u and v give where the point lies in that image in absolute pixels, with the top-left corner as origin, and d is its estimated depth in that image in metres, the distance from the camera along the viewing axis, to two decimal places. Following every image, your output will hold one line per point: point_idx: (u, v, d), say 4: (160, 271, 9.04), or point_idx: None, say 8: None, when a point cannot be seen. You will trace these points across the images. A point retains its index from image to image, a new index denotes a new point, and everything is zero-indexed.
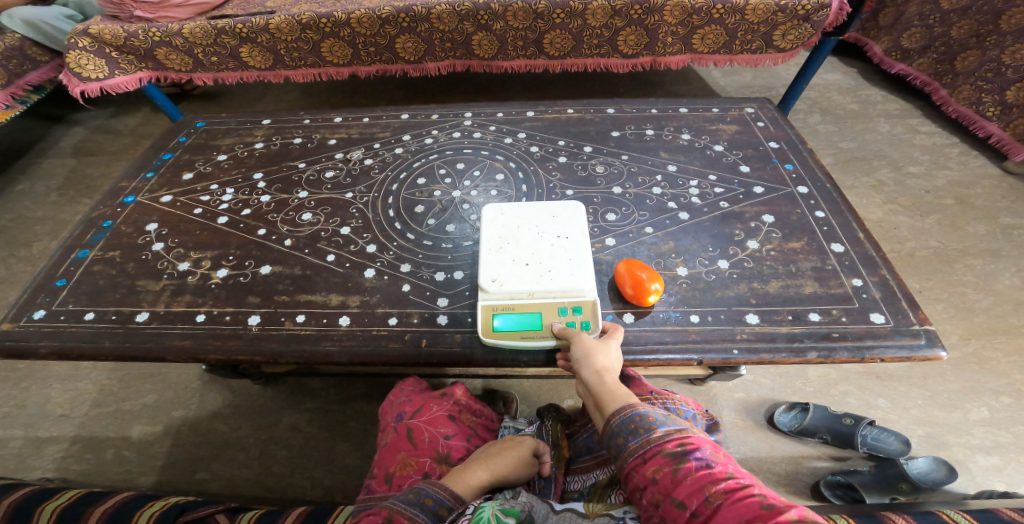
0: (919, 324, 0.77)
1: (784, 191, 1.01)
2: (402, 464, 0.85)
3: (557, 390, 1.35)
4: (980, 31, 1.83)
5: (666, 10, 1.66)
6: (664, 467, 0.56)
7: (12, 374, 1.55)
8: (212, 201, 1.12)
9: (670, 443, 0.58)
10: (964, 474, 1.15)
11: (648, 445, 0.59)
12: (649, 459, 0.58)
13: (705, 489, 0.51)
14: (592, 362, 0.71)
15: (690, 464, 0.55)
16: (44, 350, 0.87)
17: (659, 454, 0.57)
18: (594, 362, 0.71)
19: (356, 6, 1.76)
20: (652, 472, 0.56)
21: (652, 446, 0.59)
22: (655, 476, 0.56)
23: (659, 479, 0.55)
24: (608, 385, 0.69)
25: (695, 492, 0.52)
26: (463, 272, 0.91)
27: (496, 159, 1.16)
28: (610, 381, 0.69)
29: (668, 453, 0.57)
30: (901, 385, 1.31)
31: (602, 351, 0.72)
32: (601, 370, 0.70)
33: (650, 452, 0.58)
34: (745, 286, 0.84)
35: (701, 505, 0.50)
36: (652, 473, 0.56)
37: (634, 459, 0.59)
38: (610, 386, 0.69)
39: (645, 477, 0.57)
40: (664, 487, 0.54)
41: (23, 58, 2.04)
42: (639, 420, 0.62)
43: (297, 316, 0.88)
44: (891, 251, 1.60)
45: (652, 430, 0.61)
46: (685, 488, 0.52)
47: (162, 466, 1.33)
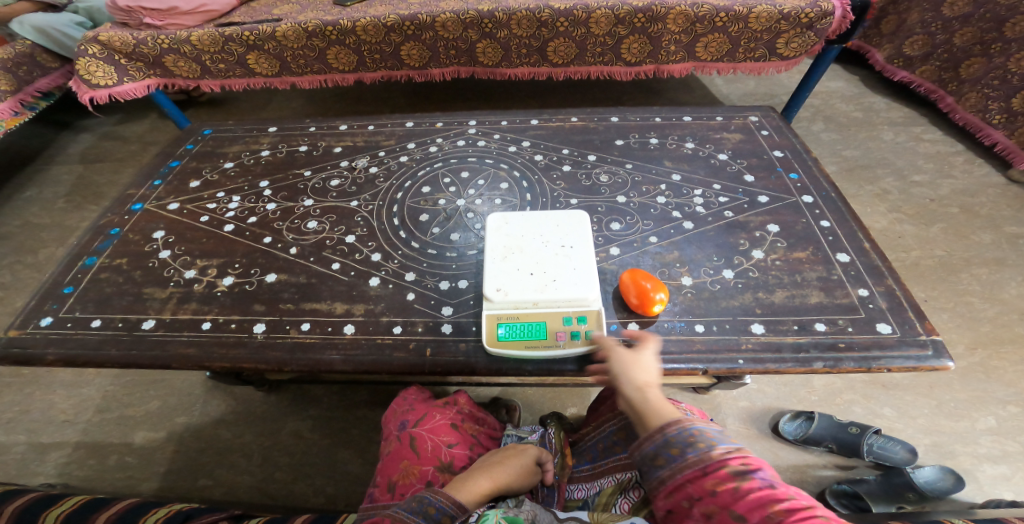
0: (926, 334, 0.76)
1: (789, 200, 1.01)
2: (405, 472, 0.85)
3: (561, 398, 1.35)
4: (984, 38, 1.84)
5: (670, 18, 1.67)
6: (725, 481, 0.53)
7: (18, 380, 1.56)
8: (219, 209, 1.13)
9: (732, 459, 0.55)
10: (972, 484, 1.14)
11: (707, 458, 0.56)
12: (709, 471, 0.54)
13: (769, 507, 0.48)
14: (631, 378, 0.69)
15: (754, 481, 0.51)
16: (51, 357, 0.88)
17: (719, 467, 0.54)
18: (634, 377, 0.69)
19: (363, 15, 1.77)
20: (711, 485, 0.53)
21: (712, 459, 0.55)
22: (714, 488, 0.53)
23: (718, 492, 0.52)
24: (650, 400, 0.67)
25: (757, 508, 0.49)
26: (468, 281, 0.92)
27: (500, 168, 1.17)
28: (652, 397, 0.67)
29: (730, 468, 0.54)
30: (907, 394, 1.31)
31: (641, 366, 0.70)
32: (642, 386, 0.68)
33: (709, 464, 0.55)
34: (750, 296, 0.84)
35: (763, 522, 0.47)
36: (711, 485, 0.53)
37: (691, 471, 0.56)
38: (652, 402, 0.67)
39: (700, 488, 0.54)
40: (722, 499, 0.52)
41: (34, 65, 2.06)
42: (693, 435, 0.59)
43: (302, 325, 0.88)
44: (896, 259, 1.59)
45: (712, 445, 0.57)
46: (747, 503, 0.49)
47: (165, 473, 1.34)
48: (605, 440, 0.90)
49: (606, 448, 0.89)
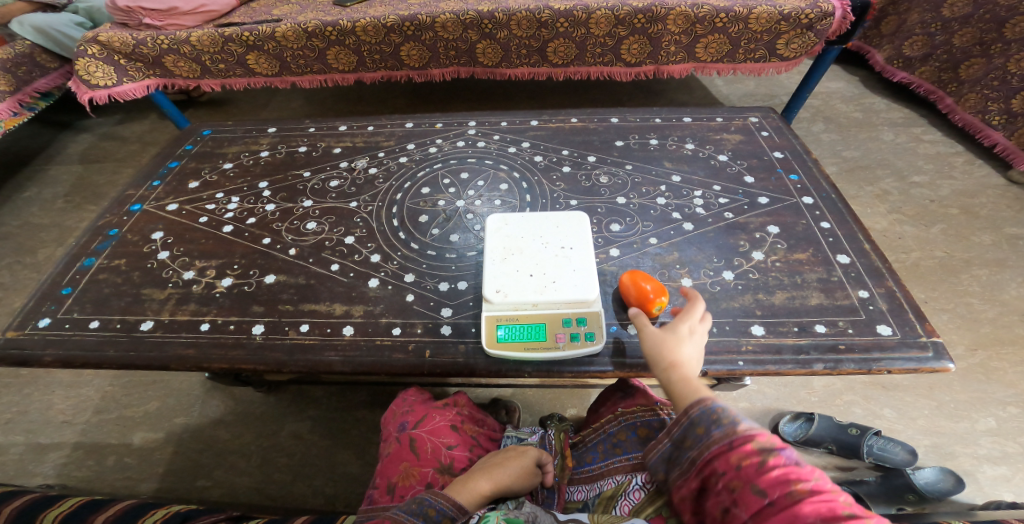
0: (926, 336, 0.76)
1: (789, 202, 1.01)
2: (404, 474, 0.85)
3: (561, 399, 1.35)
4: (983, 39, 1.85)
5: (670, 18, 1.67)
6: (750, 456, 0.52)
7: (17, 380, 1.56)
8: (218, 210, 1.13)
9: (760, 435, 0.53)
10: (971, 485, 1.14)
11: (733, 434, 0.55)
12: (735, 446, 0.53)
13: (791, 484, 0.47)
14: (659, 356, 0.70)
15: (780, 457, 0.50)
16: (49, 358, 0.87)
17: (745, 443, 0.53)
18: (662, 359, 0.70)
19: (363, 15, 1.77)
20: (735, 459, 0.52)
21: (738, 435, 0.54)
22: (739, 463, 0.52)
23: (742, 466, 0.51)
24: (679, 379, 0.67)
25: (779, 484, 0.47)
26: (467, 282, 0.91)
27: (500, 169, 1.17)
28: (681, 376, 0.67)
29: (756, 444, 0.52)
30: (907, 395, 1.30)
31: (672, 346, 0.70)
32: (671, 364, 0.69)
33: (736, 439, 0.54)
34: (750, 298, 0.84)
35: (783, 498, 0.46)
36: (736, 459, 0.52)
37: (718, 447, 0.55)
38: (681, 381, 0.67)
39: (725, 462, 0.53)
40: (745, 474, 0.50)
41: (34, 65, 2.06)
42: (719, 412, 0.59)
43: (301, 325, 0.88)
44: (896, 260, 1.59)
45: (739, 423, 0.56)
46: (769, 477, 0.48)
47: (164, 473, 1.33)
48: (605, 441, 0.91)
49: (607, 449, 0.90)
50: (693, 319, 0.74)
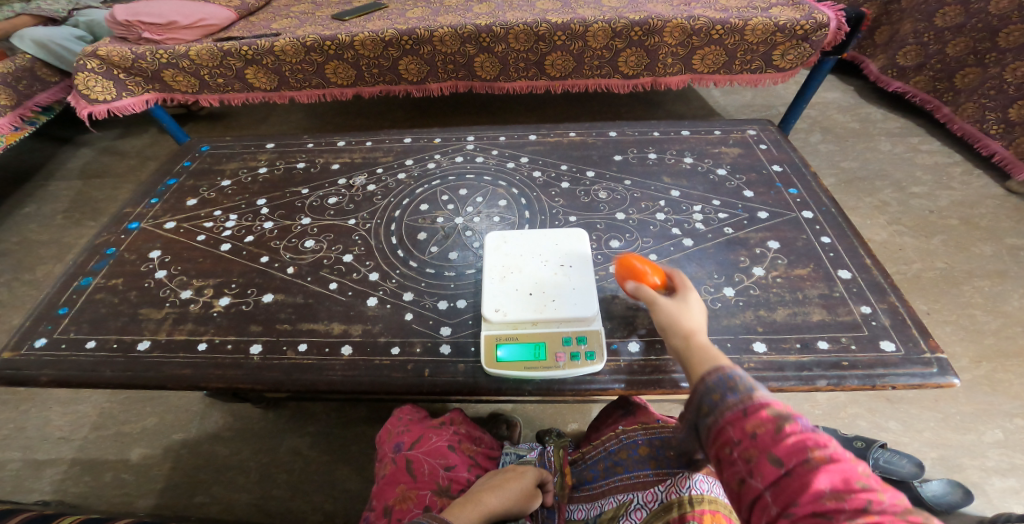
0: (930, 352, 0.76)
1: (789, 216, 1.01)
2: (401, 497, 0.83)
3: (561, 414, 1.34)
4: (978, 48, 1.86)
5: (666, 31, 1.68)
6: (766, 423, 0.47)
7: (13, 397, 1.54)
8: (216, 228, 1.12)
9: (777, 400, 0.50)
10: (980, 497, 1.12)
11: (749, 399, 0.51)
12: (750, 410, 0.49)
13: (809, 451, 0.43)
14: (677, 326, 0.68)
15: (797, 423, 0.46)
16: (45, 378, 0.87)
17: (761, 408, 0.49)
18: (681, 327, 0.68)
19: (361, 29, 1.79)
20: (752, 426, 0.48)
21: (753, 399, 0.50)
22: (754, 430, 0.47)
23: (758, 434, 0.47)
24: (699, 346, 0.64)
25: (797, 453, 0.43)
26: (466, 301, 0.91)
27: (499, 185, 1.16)
28: (701, 342, 0.65)
29: (773, 409, 0.49)
30: (912, 407, 1.29)
31: (688, 317, 0.69)
32: (690, 332, 0.66)
33: (751, 404, 0.50)
34: (751, 314, 0.83)
35: (801, 466, 0.42)
36: (751, 427, 0.48)
37: (731, 411, 0.51)
38: (701, 347, 0.64)
39: (739, 429, 0.49)
40: (763, 441, 0.46)
41: (34, 79, 2.07)
42: (733, 378, 0.55)
43: (299, 345, 0.87)
44: (897, 272, 1.58)
45: (752, 387, 0.52)
46: (785, 446, 0.44)
47: (161, 490, 1.32)
48: (606, 459, 0.90)
49: (608, 468, 0.89)
50: (693, 289, 0.75)
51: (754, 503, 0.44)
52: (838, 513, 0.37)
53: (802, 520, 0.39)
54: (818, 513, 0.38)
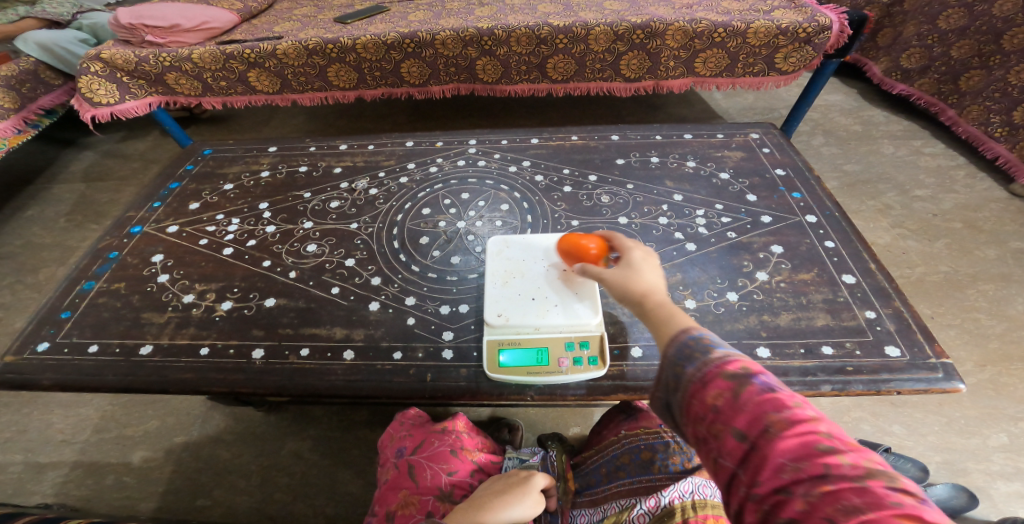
0: (936, 357, 0.75)
1: (792, 220, 1.00)
2: (403, 502, 0.83)
3: (563, 418, 1.33)
4: (982, 51, 1.86)
5: (668, 34, 1.68)
6: (724, 391, 0.45)
7: (15, 400, 1.54)
8: (218, 232, 1.13)
9: (732, 363, 0.47)
10: (985, 501, 1.12)
11: (706, 366, 0.48)
12: (707, 381, 0.47)
13: (767, 419, 0.41)
14: (628, 294, 0.67)
15: (754, 386, 0.44)
16: (47, 382, 0.87)
17: (718, 375, 0.47)
18: (632, 293, 0.66)
19: (363, 32, 1.79)
20: (710, 398, 0.46)
21: (709, 366, 0.48)
22: (714, 402, 0.45)
23: (718, 407, 0.45)
24: (653, 307, 0.63)
25: (755, 422, 0.41)
26: (468, 305, 0.91)
27: (501, 189, 1.16)
28: (653, 303, 0.63)
29: (728, 373, 0.46)
30: (917, 411, 1.28)
31: (633, 275, 0.68)
32: (641, 297, 0.65)
33: (708, 372, 0.47)
34: (755, 319, 0.83)
35: (761, 438, 0.40)
36: (710, 400, 0.45)
37: (690, 385, 0.48)
38: (654, 308, 0.63)
39: (700, 403, 0.47)
40: (723, 414, 0.44)
41: (38, 82, 2.08)
42: (690, 345, 0.52)
43: (301, 350, 0.87)
44: (901, 275, 1.58)
45: (708, 351, 0.50)
46: (744, 415, 0.43)
47: (163, 493, 1.32)
48: (609, 464, 0.90)
49: (610, 473, 0.89)
50: (635, 248, 0.74)
51: (724, 481, 0.43)
52: (799, 487, 0.36)
53: (767, 498, 0.37)
54: (779, 488, 0.37)
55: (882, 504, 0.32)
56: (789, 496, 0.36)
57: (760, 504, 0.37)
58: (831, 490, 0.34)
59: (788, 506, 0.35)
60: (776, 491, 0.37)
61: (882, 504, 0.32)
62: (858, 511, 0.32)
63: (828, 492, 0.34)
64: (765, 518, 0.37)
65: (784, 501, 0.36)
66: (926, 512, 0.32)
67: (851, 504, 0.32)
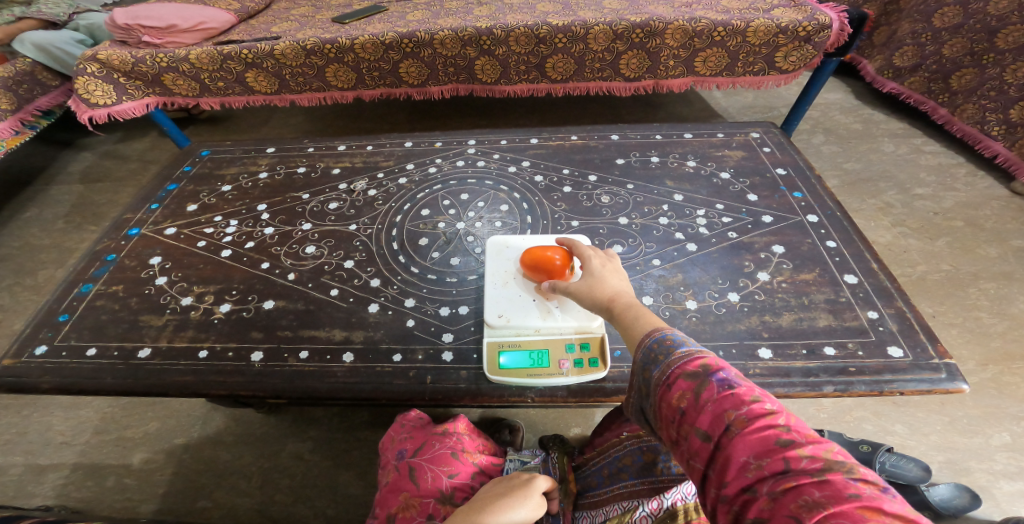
0: (939, 358, 0.75)
1: (793, 220, 1.00)
2: (404, 505, 0.83)
3: (564, 418, 1.33)
4: (975, 49, 1.87)
5: (667, 33, 1.68)
6: (688, 394, 0.48)
7: (15, 402, 1.54)
8: (216, 234, 1.12)
9: (692, 364, 0.50)
10: (988, 500, 1.12)
11: (670, 369, 0.51)
12: (672, 384, 0.49)
13: (728, 418, 0.43)
14: (597, 301, 0.68)
15: (713, 385, 0.46)
16: (45, 385, 0.86)
17: (681, 378, 0.49)
18: (599, 301, 0.68)
19: (361, 32, 1.78)
20: (678, 400, 0.48)
21: (674, 370, 0.50)
22: (682, 406, 0.48)
23: (685, 409, 0.47)
24: (619, 312, 0.65)
25: (718, 422, 0.44)
26: (468, 307, 0.90)
27: (500, 189, 1.16)
28: (620, 308, 0.65)
29: (690, 375, 0.49)
30: (919, 411, 1.28)
31: (598, 283, 0.70)
32: (607, 303, 0.67)
33: (672, 376, 0.50)
34: (757, 319, 0.83)
35: (724, 437, 0.43)
36: (678, 403, 0.48)
37: (660, 389, 0.51)
38: (621, 313, 0.65)
39: (670, 407, 0.49)
40: (690, 416, 0.47)
41: (34, 83, 2.07)
42: (655, 349, 0.54)
43: (300, 352, 0.86)
44: (902, 274, 1.57)
45: (672, 353, 0.52)
46: (707, 416, 0.45)
47: (164, 495, 1.31)
48: (611, 465, 0.90)
49: (613, 473, 0.88)
50: (592, 255, 0.75)
51: (701, 480, 0.45)
52: (761, 483, 0.38)
53: (734, 497, 0.39)
54: (744, 488, 0.39)
55: (839, 496, 0.34)
56: (754, 494, 0.38)
57: (730, 505, 0.40)
58: (791, 486, 0.36)
59: (753, 504, 0.38)
60: (743, 491, 0.39)
61: (839, 497, 0.33)
62: (817, 506, 0.33)
63: (789, 489, 0.36)
64: (736, 517, 0.39)
65: (751, 500, 0.38)
66: (878, 496, 0.34)
67: (811, 499, 0.34)
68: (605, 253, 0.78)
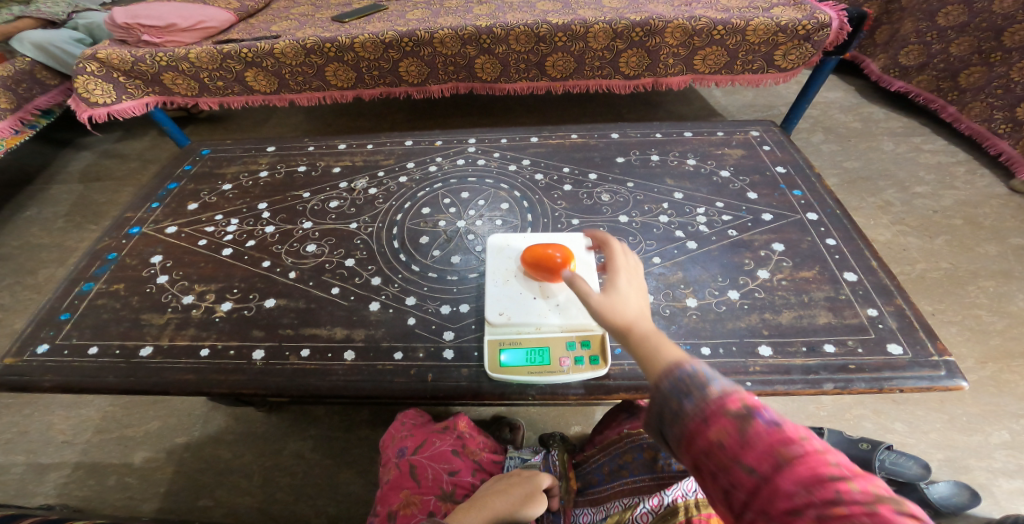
0: (938, 355, 0.75)
1: (793, 218, 1.00)
2: (405, 502, 0.82)
3: (564, 417, 1.33)
4: (982, 48, 1.86)
5: (668, 31, 1.68)
6: (726, 428, 0.42)
7: (16, 401, 1.54)
8: (217, 232, 1.12)
9: (731, 396, 0.44)
10: (987, 499, 1.12)
11: (703, 401, 0.45)
12: (708, 418, 0.43)
13: (776, 453, 0.39)
14: (613, 323, 0.60)
15: (756, 421, 0.41)
16: (48, 384, 0.86)
17: (718, 411, 0.43)
18: (617, 322, 0.60)
19: (360, 31, 1.78)
20: (714, 434, 0.43)
21: (708, 402, 0.45)
22: (720, 440, 0.42)
23: (723, 444, 0.42)
24: (639, 339, 0.58)
25: (764, 458, 0.39)
26: (469, 305, 0.90)
27: (501, 188, 1.16)
28: (640, 335, 0.58)
29: (727, 407, 0.43)
30: (918, 409, 1.28)
31: (618, 304, 0.61)
32: (627, 327, 0.59)
33: (708, 408, 0.44)
34: (757, 317, 0.83)
35: (772, 474, 0.38)
36: (714, 437, 0.42)
37: (692, 422, 0.45)
38: (640, 340, 0.57)
39: (702, 440, 0.43)
40: (730, 451, 0.41)
41: (34, 82, 2.07)
42: (688, 378, 0.48)
43: (301, 350, 0.87)
44: (902, 272, 1.57)
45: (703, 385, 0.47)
46: (751, 452, 0.40)
47: (165, 493, 1.32)
48: (611, 463, 0.90)
49: (612, 471, 0.89)
50: (616, 274, 0.67)
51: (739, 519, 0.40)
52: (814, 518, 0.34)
53: None
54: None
55: None
56: None
57: None
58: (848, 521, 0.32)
59: None
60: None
61: None
62: None
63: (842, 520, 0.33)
64: None
65: None
66: None
67: None
68: (627, 271, 0.70)
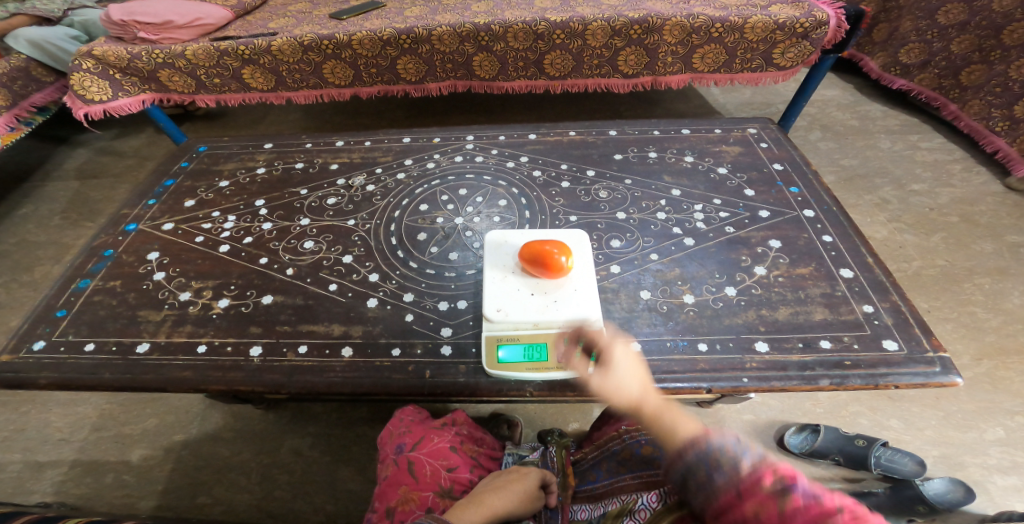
0: (933, 351, 0.75)
1: (790, 215, 1.00)
2: (403, 498, 0.82)
3: (562, 414, 1.34)
4: (983, 46, 1.87)
5: (666, 29, 1.68)
6: (761, 499, 0.42)
7: (13, 399, 1.53)
8: (214, 229, 1.12)
9: (766, 470, 0.44)
10: (982, 495, 1.12)
11: (737, 473, 0.45)
12: (742, 491, 0.44)
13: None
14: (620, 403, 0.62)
15: (792, 489, 0.41)
16: (44, 381, 0.86)
17: (752, 483, 0.44)
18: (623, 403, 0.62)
19: (358, 28, 1.78)
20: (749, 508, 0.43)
21: (741, 474, 0.45)
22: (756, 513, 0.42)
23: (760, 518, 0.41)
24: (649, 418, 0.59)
25: None
26: (467, 301, 0.90)
27: (499, 185, 1.16)
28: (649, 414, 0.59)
29: (761, 479, 0.43)
30: (913, 406, 1.29)
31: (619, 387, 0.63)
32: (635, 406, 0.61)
33: (741, 482, 0.44)
34: (753, 313, 0.83)
35: None
36: (751, 510, 0.42)
37: (726, 496, 0.45)
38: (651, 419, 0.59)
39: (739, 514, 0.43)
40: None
41: (29, 80, 2.06)
42: (718, 453, 0.49)
43: (298, 347, 0.87)
44: (898, 270, 1.58)
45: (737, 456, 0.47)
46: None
47: (163, 491, 1.31)
48: (611, 459, 0.89)
49: (610, 467, 0.88)
50: (609, 347, 0.67)
51: None
52: None
53: None
54: None
55: None
56: None
57: None
58: None
59: None
60: None
61: None
62: None
63: None
64: None
65: None
66: None
67: None
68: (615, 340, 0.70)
